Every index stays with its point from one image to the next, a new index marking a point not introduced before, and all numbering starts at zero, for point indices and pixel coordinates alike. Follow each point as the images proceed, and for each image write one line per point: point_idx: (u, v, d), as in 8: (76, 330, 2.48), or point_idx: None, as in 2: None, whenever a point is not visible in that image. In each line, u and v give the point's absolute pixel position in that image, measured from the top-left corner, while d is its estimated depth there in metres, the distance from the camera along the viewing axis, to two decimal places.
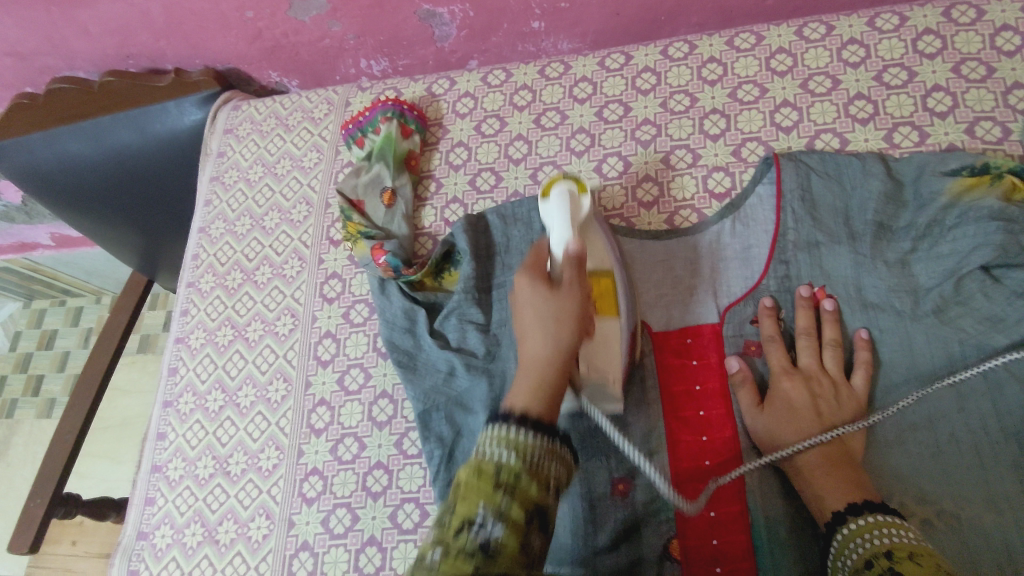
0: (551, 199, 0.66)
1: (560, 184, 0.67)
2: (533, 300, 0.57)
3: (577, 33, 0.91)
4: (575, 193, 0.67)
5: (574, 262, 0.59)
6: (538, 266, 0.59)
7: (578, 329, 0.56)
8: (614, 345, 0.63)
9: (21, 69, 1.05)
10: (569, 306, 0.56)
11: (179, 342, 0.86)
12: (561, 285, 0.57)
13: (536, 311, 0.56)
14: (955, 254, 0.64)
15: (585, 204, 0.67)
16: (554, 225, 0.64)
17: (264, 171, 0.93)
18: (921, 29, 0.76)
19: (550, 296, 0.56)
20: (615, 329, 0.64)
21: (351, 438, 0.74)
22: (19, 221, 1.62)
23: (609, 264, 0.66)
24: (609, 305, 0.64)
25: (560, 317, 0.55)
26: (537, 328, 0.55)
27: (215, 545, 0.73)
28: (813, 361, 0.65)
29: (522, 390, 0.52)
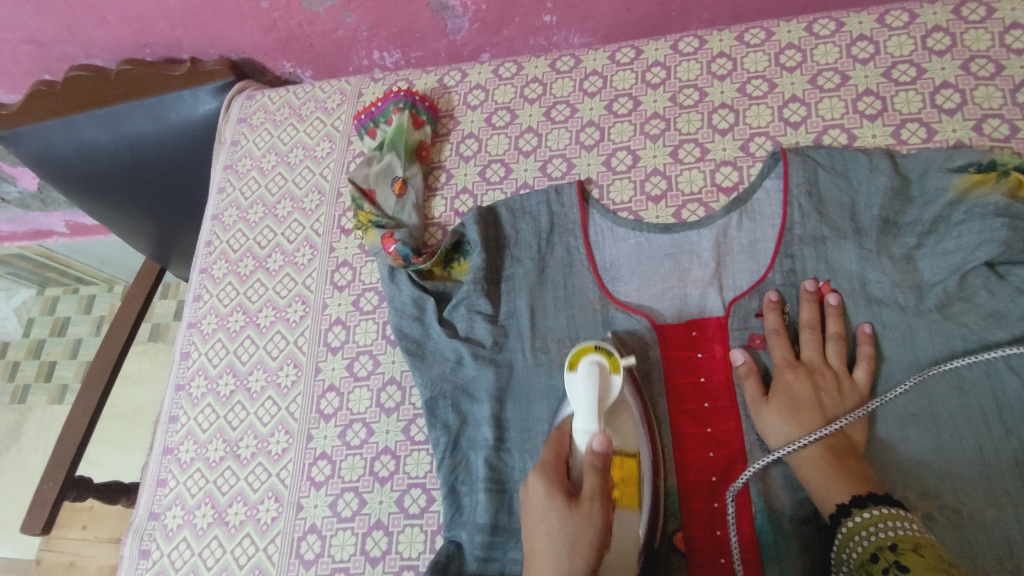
0: (578, 372, 0.63)
1: (590, 356, 0.63)
2: (545, 519, 0.53)
3: (588, 27, 0.92)
4: (606, 371, 0.63)
5: (600, 467, 0.54)
6: (557, 476, 0.56)
7: (596, 549, 0.52)
8: (629, 556, 0.58)
9: (38, 57, 1.06)
10: (588, 532, 0.52)
11: (192, 327, 0.88)
12: (582, 502, 0.53)
13: (550, 547, 0.51)
14: (960, 250, 0.65)
15: (615, 386, 0.62)
16: (579, 404, 0.61)
17: (277, 160, 0.94)
18: (931, 26, 0.77)
19: (568, 515, 0.52)
20: (633, 522, 0.59)
21: (359, 423, 0.76)
22: (33, 208, 1.64)
23: (633, 445, 0.62)
24: (630, 494, 0.60)
25: (577, 542, 0.51)
26: (550, 549, 0.51)
27: (225, 526, 0.75)
28: (816, 354, 0.66)
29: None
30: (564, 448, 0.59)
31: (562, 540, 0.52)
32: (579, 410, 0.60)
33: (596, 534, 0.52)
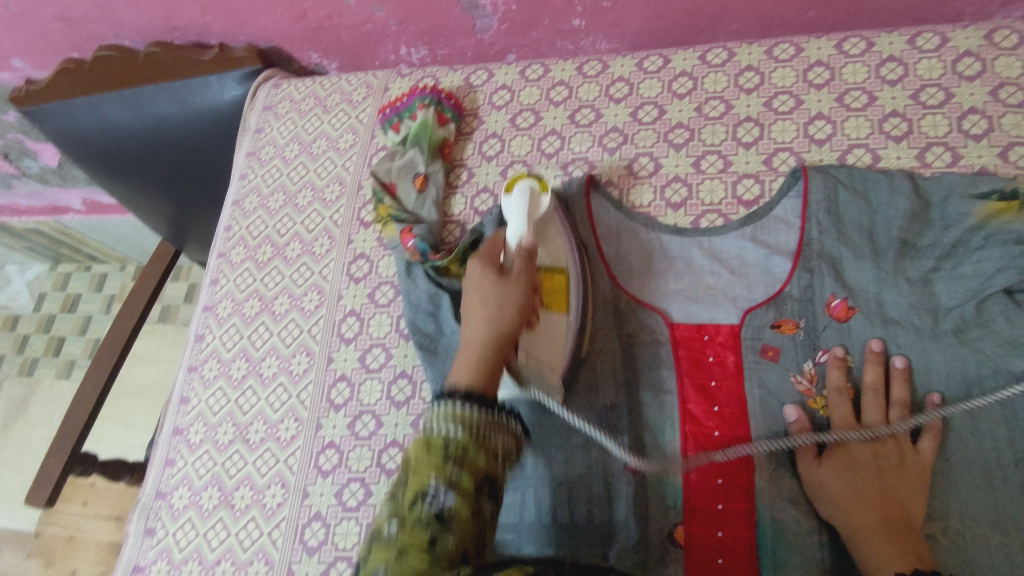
0: (514, 195, 0.73)
1: (525, 181, 0.74)
2: (481, 281, 0.63)
3: (616, 33, 0.92)
4: (536, 191, 0.73)
5: (525, 253, 0.64)
6: (492, 258, 0.65)
7: (523, 309, 0.61)
8: (558, 349, 0.68)
9: (69, 35, 1.08)
10: (516, 296, 0.61)
11: (207, 310, 0.89)
12: (510, 275, 0.63)
13: (480, 310, 0.60)
14: (980, 275, 0.65)
15: (546, 203, 0.73)
16: (511, 221, 0.71)
17: (300, 149, 0.95)
18: (962, 50, 0.77)
19: (498, 283, 0.62)
20: (561, 324, 0.69)
21: (369, 415, 0.76)
22: (53, 184, 1.65)
23: (562, 262, 0.72)
24: (558, 302, 0.70)
25: (503, 303, 0.60)
26: (481, 311, 0.60)
27: (230, 509, 0.75)
28: (880, 419, 0.63)
29: (462, 370, 0.55)
30: (497, 249, 0.67)
31: (488, 299, 0.61)
32: (512, 217, 0.71)
33: (520, 298, 0.61)
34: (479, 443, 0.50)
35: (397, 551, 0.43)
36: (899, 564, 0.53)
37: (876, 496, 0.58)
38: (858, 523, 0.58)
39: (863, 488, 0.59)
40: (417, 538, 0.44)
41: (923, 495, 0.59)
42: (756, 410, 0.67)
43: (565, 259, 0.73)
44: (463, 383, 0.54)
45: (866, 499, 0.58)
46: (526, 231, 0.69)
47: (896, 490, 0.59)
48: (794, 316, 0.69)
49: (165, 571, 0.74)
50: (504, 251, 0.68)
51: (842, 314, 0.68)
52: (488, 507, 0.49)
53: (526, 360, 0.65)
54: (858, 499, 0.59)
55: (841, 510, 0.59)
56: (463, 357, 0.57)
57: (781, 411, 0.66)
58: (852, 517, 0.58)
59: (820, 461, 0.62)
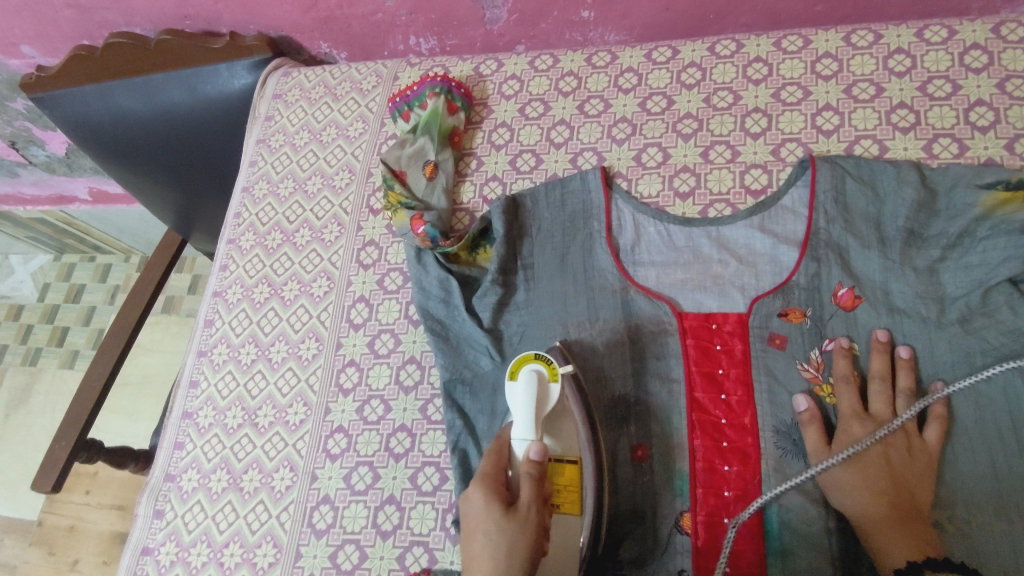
0: (519, 382, 0.64)
1: (529, 368, 0.65)
2: (480, 521, 0.53)
3: (625, 25, 0.92)
4: (544, 378, 0.64)
5: (535, 470, 0.57)
6: (496, 484, 0.56)
7: (531, 554, 0.53)
8: (572, 556, 0.60)
9: (80, 23, 1.08)
10: (523, 540, 0.53)
11: (217, 296, 0.89)
12: (518, 513, 0.54)
13: (484, 544, 0.52)
14: (985, 265, 0.66)
15: (553, 393, 0.64)
16: (517, 410, 0.62)
17: (310, 137, 0.96)
18: (969, 43, 0.77)
19: (506, 517, 0.53)
20: (574, 528, 0.60)
21: (377, 400, 0.77)
22: (59, 173, 1.66)
23: (575, 451, 0.63)
24: (571, 503, 0.61)
25: (516, 547, 0.52)
26: (486, 556, 0.52)
27: (239, 492, 0.76)
28: (885, 407, 0.64)
29: (481, 568, 0.51)
30: (504, 455, 0.60)
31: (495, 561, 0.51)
32: (517, 408, 0.62)
33: (536, 523, 0.54)
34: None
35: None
36: (910, 551, 0.55)
37: (884, 482, 0.59)
38: (866, 509, 0.58)
39: (871, 475, 0.60)
40: None
41: (929, 483, 0.60)
42: (762, 398, 0.67)
43: (578, 446, 0.64)
44: None
45: (873, 485, 0.59)
46: (533, 436, 0.61)
47: (903, 477, 0.60)
48: (801, 304, 0.69)
49: (174, 552, 0.75)
50: (510, 465, 0.60)
51: (848, 303, 0.68)
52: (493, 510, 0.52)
53: None
54: (866, 486, 0.59)
55: (849, 497, 0.60)
56: None
57: (787, 398, 0.67)
58: (859, 503, 0.59)
59: (826, 448, 0.63)
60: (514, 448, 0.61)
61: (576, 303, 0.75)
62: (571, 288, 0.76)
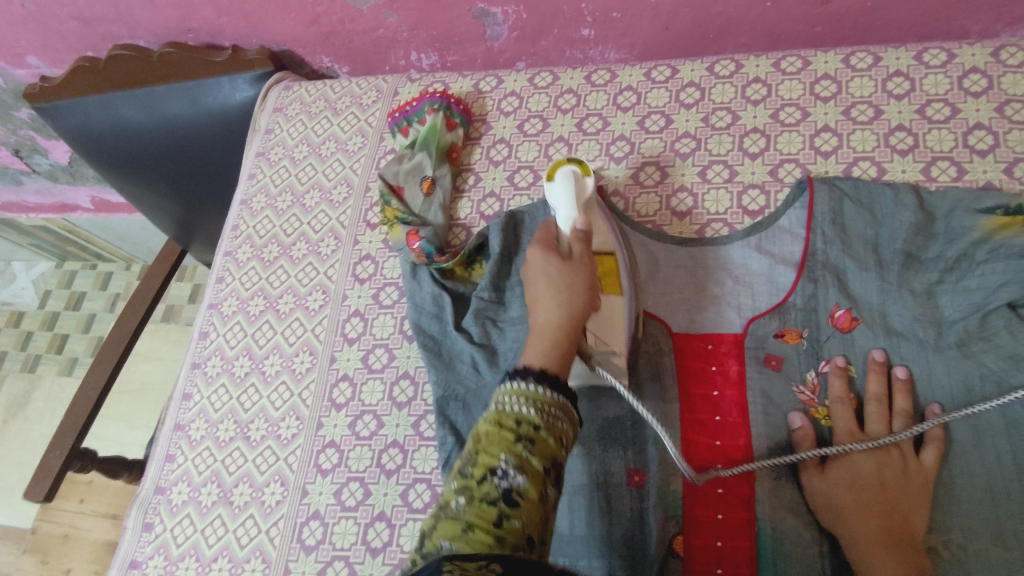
0: (557, 180, 0.74)
1: (565, 167, 0.75)
2: (544, 264, 0.62)
3: (625, 43, 0.93)
4: (578, 175, 0.74)
5: (581, 237, 0.65)
6: (547, 242, 0.65)
7: (590, 291, 0.61)
8: (621, 324, 0.68)
9: (84, 34, 1.09)
10: (582, 275, 0.62)
11: (212, 308, 0.89)
12: (573, 259, 0.63)
13: (551, 288, 0.60)
14: (983, 288, 0.65)
15: (588, 185, 0.74)
16: (560, 206, 0.72)
17: (310, 151, 0.96)
18: (969, 66, 0.77)
19: (563, 266, 0.62)
20: (617, 306, 0.69)
21: (370, 415, 0.76)
22: (62, 181, 1.67)
23: (611, 246, 0.73)
24: (612, 284, 0.71)
25: (572, 286, 0.60)
26: (551, 294, 0.60)
27: (229, 506, 0.75)
28: (881, 428, 0.63)
29: (535, 352, 0.55)
30: (553, 233, 0.67)
31: (558, 283, 0.60)
32: (558, 198, 0.73)
33: (588, 278, 0.62)
34: (550, 427, 0.50)
35: (464, 526, 0.44)
36: (898, 574, 0.54)
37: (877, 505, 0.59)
38: (857, 532, 0.58)
39: (865, 496, 0.59)
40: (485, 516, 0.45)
41: (924, 508, 0.59)
42: (757, 418, 0.67)
43: (614, 245, 0.73)
44: (538, 363, 0.54)
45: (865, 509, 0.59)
46: (575, 210, 0.71)
47: (897, 499, 0.59)
48: (798, 326, 0.69)
49: (162, 566, 0.74)
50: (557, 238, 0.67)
51: (845, 325, 0.68)
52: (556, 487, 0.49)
53: (595, 343, 0.66)
54: (858, 507, 0.59)
55: (840, 519, 0.59)
56: (537, 340, 0.57)
57: (783, 420, 0.66)
58: (850, 524, 0.59)
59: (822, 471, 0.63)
60: (559, 230, 0.68)
61: None
62: None
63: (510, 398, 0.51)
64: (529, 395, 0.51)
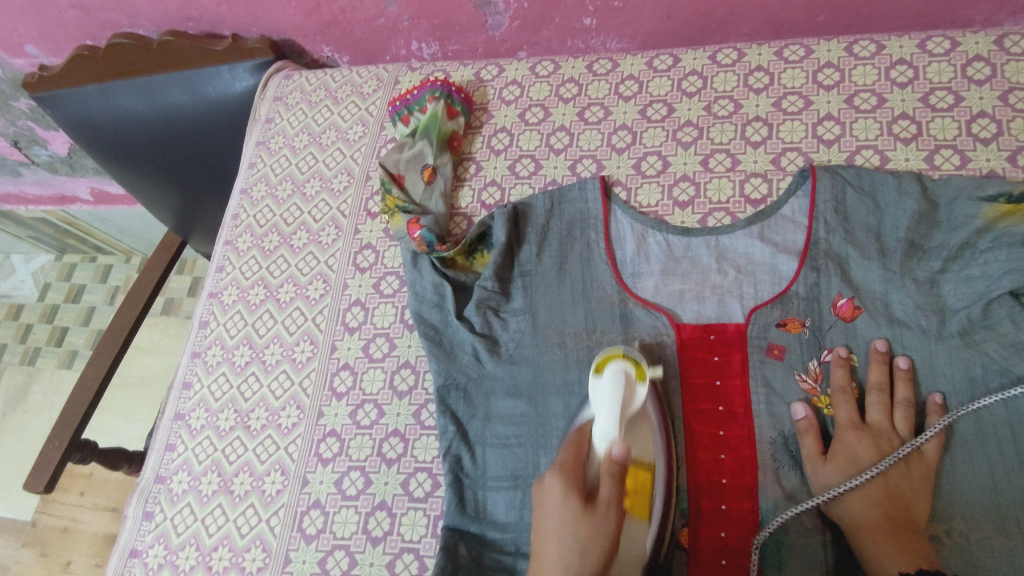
0: (604, 377, 0.63)
1: (617, 363, 0.64)
2: (561, 514, 0.53)
3: (627, 32, 0.92)
4: (632, 379, 0.63)
5: (616, 470, 0.55)
6: (575, 479, 0.55)
7: (604, 562, 0.51)
8: (635, 565, 0.57)
9: (84, 23, 1.08)
10: (601, 541, 0.52)
11: (212, 297, 0.89)
12: (597, 510, 0.53)
13: (559, 551, 0.52)
14: (986, 277, 0.65)
15: (639, 394, 0.63)
16: (601, 409, 0.60)
17: (310, 140, 0.95)
18: (972, 55, 0.77)
19: (581, 518, 0.53)
20: (642, 533, 0.58)
21: (371, 404, 0.76)
22: (61, 173, 1.66)
23: (650, 457, 0.62)
24: (642, 504, 0.59)
25: (586, 552, 0.51)
26: (557, 555, 0.52)
27: (229, 495, 0.75)
28: (883, 418, 0.63)
29: None
30: (583, 451, 0.59)
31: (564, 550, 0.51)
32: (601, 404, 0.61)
33: (608, 544, 0.52)
34: None
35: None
36: (903, 563, 0.55)
37: (880, 495, 0.59)
38: (861, 521, 0.58)
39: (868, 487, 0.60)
40: None
41: (926, 497, 0.59)
42: (759, 408, 0.67)
43: (652, 451, 0.62)
44: None
45: (868, 498, 0.59)
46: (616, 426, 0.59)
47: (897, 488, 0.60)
48: (800, 315, 0.69)
49: (162, 555, 0.74)
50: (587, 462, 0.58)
51: (848, 314, 0.68)
52: None
53: None
54: (862, 497, 0.59)
55: (843, 509, 0.60)
56: None
57: (785, 408, 0.66)
58: (852, 512, 0.59)
59: (823, 459, 0.62)
60: (594, 445, 0.59)
61: (573, 313, 0.74)
62: (567, 299, 0.75)
63: None
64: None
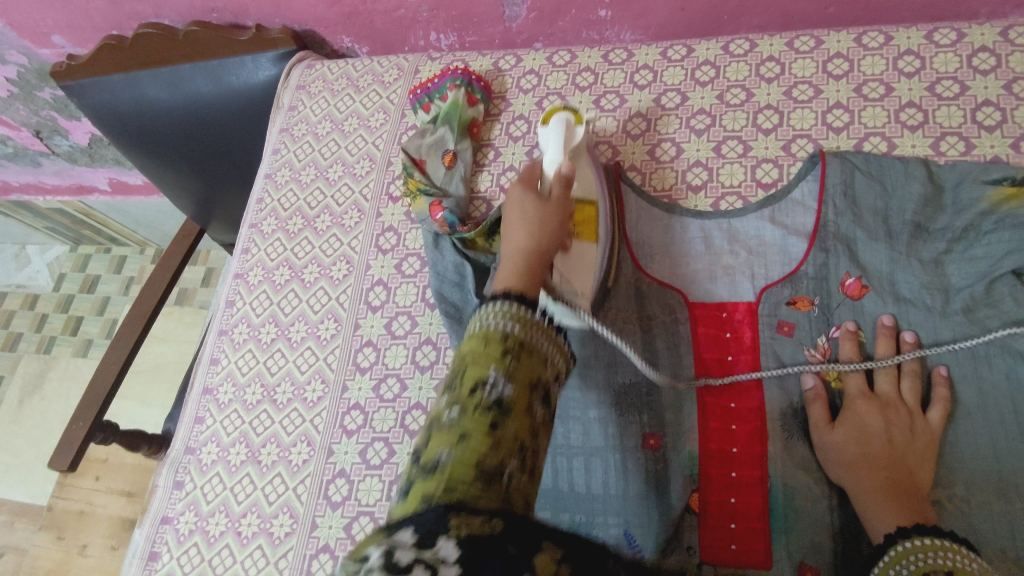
0: (550, 125, 0.79)
1: (559, 115, 0.79)
2: (519, 198, 0.63)
3: (641, 24, 0.95)
4: (572, 123, 0.79)
5: (563, 179, 0.65)
6: (530, 182, 0.66)
7: (560, 231, 0.61)
8: (588, 270, 0.70)
9: (111, 13, 1.12)
10: (552, 216, 0.61)
11: (239, 277, 0.92)
12: (549, 197, 0.63)
13: (521, 221, 0.60)
14: (989, 257, 0.67)
15: (580, 133, 0.78)
16: (549, 150, 0.76)
17: (332, 127, 0.98)
18: (978, 46, 0.79)
19: (538, 205, 0.62)
20: (591, 252, 0.71)
21: (394, 378, 0.79)
22: (81, 163, 1.69)
23: (593, 195, 0.75)
24: (590, 232, 0.73)
25: (544, 220, 0.60)
26: (522, 228, 0.59)
27: (257, 465, 0.78)
28: (891, 389, 0.66)
29: (509, 274, 0.53)
30: (537, 173, 0.68)
31: (527, 212, 0.61)
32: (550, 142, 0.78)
33: (562, 220, 0.62)
34: (534, 342, 0.46)
35: (460, 435, 0.41)
36: (899, 519, 0.56)
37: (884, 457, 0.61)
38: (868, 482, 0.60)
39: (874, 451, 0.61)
40: (483, 423, 0.41)
41: (929, 463, 0.61)
42: (770, 382, 0.69)
43: (597, 192, 0.76)
44: (508, 286, 0.51)
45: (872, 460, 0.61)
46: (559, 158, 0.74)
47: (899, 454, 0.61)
48: (809, 293, 0.71)
49: (193, 521, 0.77)
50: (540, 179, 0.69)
51: (855, 292, 0.70)
52: (546, 407, 0.46)
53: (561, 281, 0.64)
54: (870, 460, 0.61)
55: (849, 470, 0.62)
56: (504, 268, 0.55)
57: (795, 382, 0.69)
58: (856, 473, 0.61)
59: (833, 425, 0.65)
60: (545, 168, 0.70)
61: None
62: None
63: (494, 316, 0.47)
64: (513, 313, 0.46)
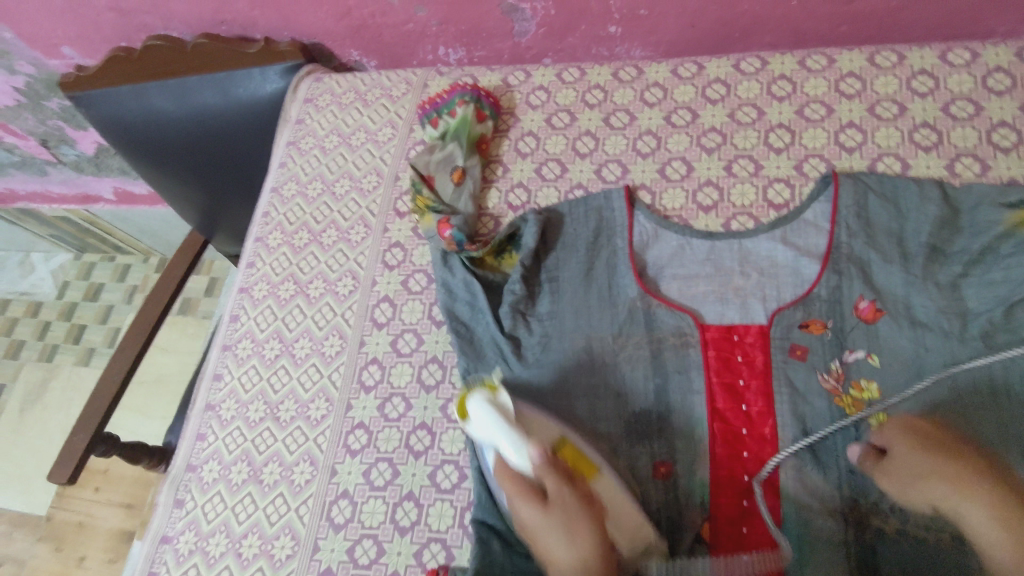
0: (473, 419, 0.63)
1: (471, 399, 0.64)
2: (535, 526, 0.54)
3: (651, 41, 0.95)
4: (491, 397, 0.63)
5: (552, 467, 0.56)
6: (524, 496, 0.55)
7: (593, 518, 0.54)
8: (625, 503, 0.61)
9: (120, 25, 1.11)
10: (581, 517, 0.53)
11: (243, 291, 0.91)
12: (553, 499, 0.55)
13: (557, 549, 0.53)
14: (1008, 281, 0.66)
15: (504, 398, 0.64)
16: (497, 439, 0.61)
17: (340, 141, 0.98)
18: (993, 66, 0.79)
19: (547, 514, 0.54)
20: (608, 486, 0.61)
21: (399, 397, 0.78)
22: (87, 172, 1.69)
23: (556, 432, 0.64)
24: (587, 468, 0.62)
25: (569, 524, 0.53)
26: (567, 551, 0.52)
27: (259, 485, 0.77)
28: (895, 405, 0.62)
29: None
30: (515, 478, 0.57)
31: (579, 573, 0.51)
32: (489, 429, 0.62)
33: (586, 511, 0.54)
34: None
35: None
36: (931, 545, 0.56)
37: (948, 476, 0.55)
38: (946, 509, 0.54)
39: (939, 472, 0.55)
40: None
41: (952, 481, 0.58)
42: (783, 407, 0.68)
43: (556, 429, 0.64)
44: None
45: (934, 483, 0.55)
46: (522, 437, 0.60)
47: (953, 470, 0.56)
48: (822, 316, 0.70)
49: (193, 541, 0.76)
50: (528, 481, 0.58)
51: (870, 316, 0.69)
52: None
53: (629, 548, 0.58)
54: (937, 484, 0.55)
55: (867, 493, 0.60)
56: None
57: (809, 407, 0.67)
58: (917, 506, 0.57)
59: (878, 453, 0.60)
60: (512, 463, 0.59)
61: (601, 317, 0.75)
62: (593, 304, 0.76)
63: None
64: None
